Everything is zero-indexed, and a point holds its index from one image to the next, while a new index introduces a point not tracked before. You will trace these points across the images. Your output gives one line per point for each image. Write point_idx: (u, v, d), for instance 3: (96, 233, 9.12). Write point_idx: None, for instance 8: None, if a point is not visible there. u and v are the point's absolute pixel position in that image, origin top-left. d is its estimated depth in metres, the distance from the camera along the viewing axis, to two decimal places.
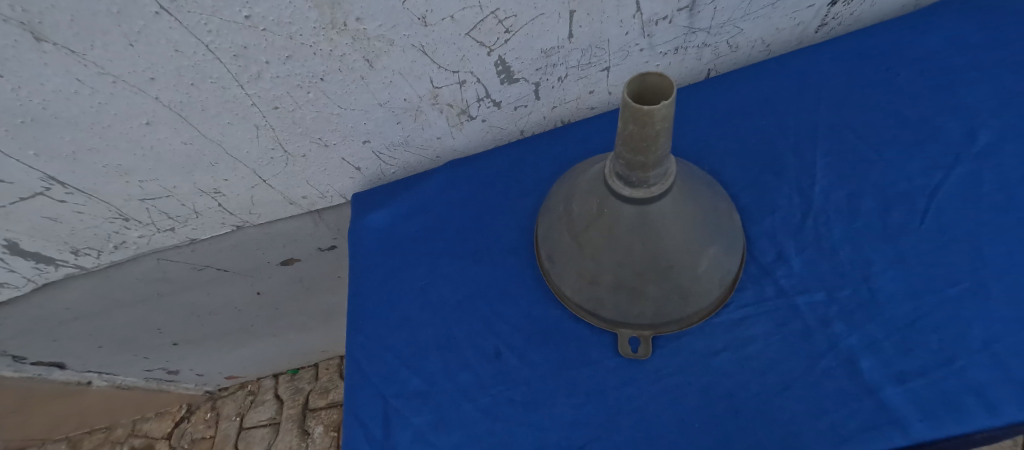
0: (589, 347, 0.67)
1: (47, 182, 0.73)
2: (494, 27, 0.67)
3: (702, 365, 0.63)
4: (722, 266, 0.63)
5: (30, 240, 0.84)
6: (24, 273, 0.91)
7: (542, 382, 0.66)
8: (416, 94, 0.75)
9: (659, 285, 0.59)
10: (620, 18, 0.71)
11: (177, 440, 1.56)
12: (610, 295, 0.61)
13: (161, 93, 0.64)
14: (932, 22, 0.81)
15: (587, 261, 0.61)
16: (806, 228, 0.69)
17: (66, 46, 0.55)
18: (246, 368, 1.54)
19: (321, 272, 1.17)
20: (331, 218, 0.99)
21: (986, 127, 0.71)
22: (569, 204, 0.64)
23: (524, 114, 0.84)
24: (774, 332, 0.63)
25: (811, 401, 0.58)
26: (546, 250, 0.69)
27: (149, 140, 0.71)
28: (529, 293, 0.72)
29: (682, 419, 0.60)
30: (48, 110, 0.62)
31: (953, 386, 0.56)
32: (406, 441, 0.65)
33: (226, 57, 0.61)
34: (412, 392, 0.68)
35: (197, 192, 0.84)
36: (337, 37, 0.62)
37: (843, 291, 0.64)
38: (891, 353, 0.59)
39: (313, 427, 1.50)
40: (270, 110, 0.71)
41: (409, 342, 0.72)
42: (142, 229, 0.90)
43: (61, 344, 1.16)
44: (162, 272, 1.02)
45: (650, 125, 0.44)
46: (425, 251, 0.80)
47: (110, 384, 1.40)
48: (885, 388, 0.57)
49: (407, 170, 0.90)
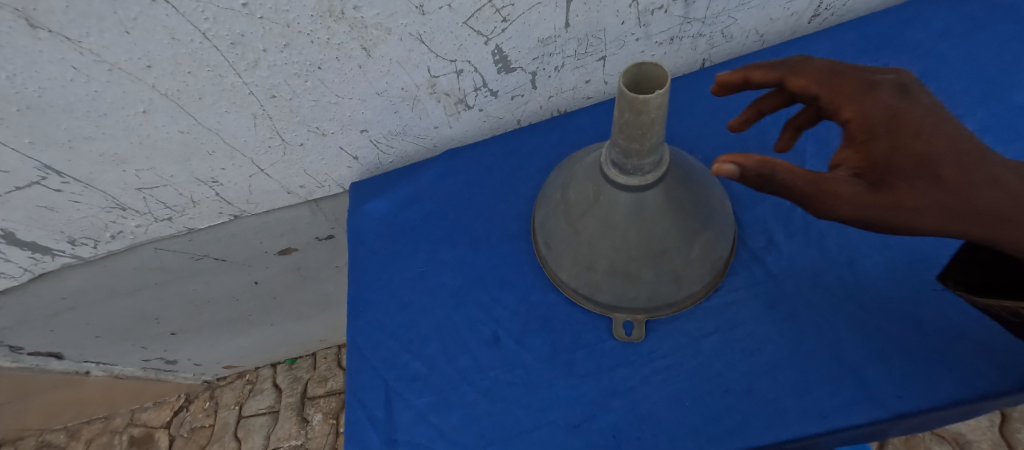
0: (584, 331, 0.68)
1: (43, 171, 0.74)
2: (492, 16, 0.68)
3: (695, 346, 0.64)
4: (714, 252, 0.64)
5: (27, 229, 0.84)
6: (21, 263, 0.91)
7: (537, 365, 0.67)
8: (414, 82, 0.75)
9: (654, 270, 0.60)
10: (616, 8, 0.71)
11: (177, 429, 1.58)
12: (605, 279, 0.63)
13: (158, 81, 0.65)
14: (921, 13, 0.82)
15: (583, 247, 0.62)
16: (796, 215, 0.70)
17: (62, 32, 0.56)
18: (244, 357, 1.55)
19: (320, 261, 1.17)
20: (329, 207, 1.00)
21: (970, 117, 0.72)
22: (564, 191, 0.65)
23: (521, 104, 0.85)
24: (763, 314, 0.64)
25: (797, 379, 0.60)
26: (543, 237, 0.70)
27: (146, 128, 0.72)
28: (524, 279, 0.74)
29: (676, 399, 0.62)
30: (44, 98, 0.63)
31: (933, 363, 0.58)
32: (406, 422, 0.66)
33: (223, 44, 0.62)
34: (409, 375, 0.69)
35: (195, 181, 0.84)
36: (334, 25, 0.63)
37: (830, 275, 0.65)
38: (875, 333, 0.61)
39: (312, 415, 1.52)
40: (269, 99, 0.71)
41: (407, 327, 0.73)
42: (139, 218, 0.90)
43: (58, 334, 1.17)
44: (159, 261, 1.02)
45: (645, 113, 0.46)
46: (423, 238, 0.80)
47: (109, 374, 1.41)
48: (869, 367, 0.59)
49: (404, 159, 0.90)
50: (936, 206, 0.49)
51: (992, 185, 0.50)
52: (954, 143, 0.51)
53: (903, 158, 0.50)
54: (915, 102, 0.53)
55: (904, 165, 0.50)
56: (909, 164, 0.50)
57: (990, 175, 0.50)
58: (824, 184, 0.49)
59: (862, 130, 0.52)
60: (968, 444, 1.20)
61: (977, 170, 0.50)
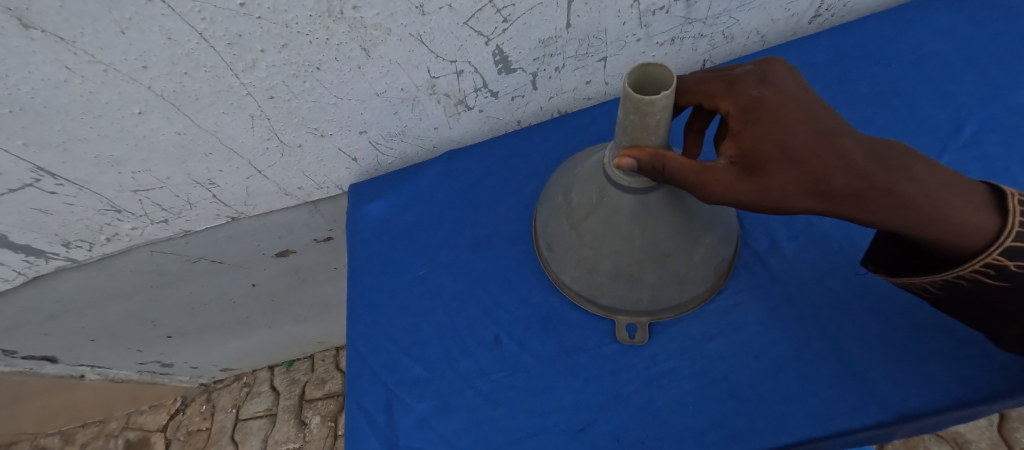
0: (587, 334, 0.67)
1: (37, 173, 0.73)
2: (493, 16, 0.67)
3: (698, 349, 0.64)
4: (717, 253, 0.64)
5: (20, 232, 0.83)
6: (14, 266, 0.90)
7: (540, 368, 0.66)
8: (414, 83, 0.74)
9: (657, 272, 0.60)
10: (618, 8, 0.71)
11: (173, 432, 1.56)
12: (608, 282, 0.62)
13: (154, 82, 0.64)
14: (921, 14, 0.82)
15: (586, 249, 0.62)
16: (799, 216, 0.70)
17: (55, 33, 0.55)
18: (241, 360, 1.54)
19: (318, 263, 1.17)
20: (328, 209, 0.99)
21: (972, 118, 0.72)
22: (567, 194, 0.65)
23: (522, 105, 0.84)
24: (767, 316, 0.64)
25: (802, 382, 0.60)
26: (545, 239, 0.69)
27: (142, 129, 0.71)
28: (526, 282, 0.73)
29: (680, 402, 0.61)
30: (37, 99, 0.62)
31: (938, 365, 0.58)
32: (407, 426, 0.66)
33: (220, 45, 0.61)
34: (410, 379, 0.69)
35: (191, 183, 0.83)
36: (333, 25, 0.62)
37: (834, 276, 0.65)
38: (880, 335, 0.61)
39: (310, 417, 1.51)
40: (267, 100, 0.70)
41: (408, 330, 0.72)
42: (135, 221, 0.89)
43: (52, 337, 1.16)
44: (155, 264, 1.01)
45: (651, 115, 0.46)
46: (424, 240, 0.80)
47: (104, 378, 1.39)
48: (874, 369, 0.59)
49: (403, 161, 0.89)
50: (798, 189, 0.48)
51: (847, 165, 0.48)
52: (816, 126, 0.49)
53: (765, 143, 0.49)
54: (777, 85, 0.51)
55: (764, 149, 0.49)
56: (771, 148, 0.49)
57: (853, 157, 0.48)
58: (704, 172, 0.50)
59: (733, 115, 0.52)
60: (967, 443, 1.20)
61: (824, 150, 0.48)
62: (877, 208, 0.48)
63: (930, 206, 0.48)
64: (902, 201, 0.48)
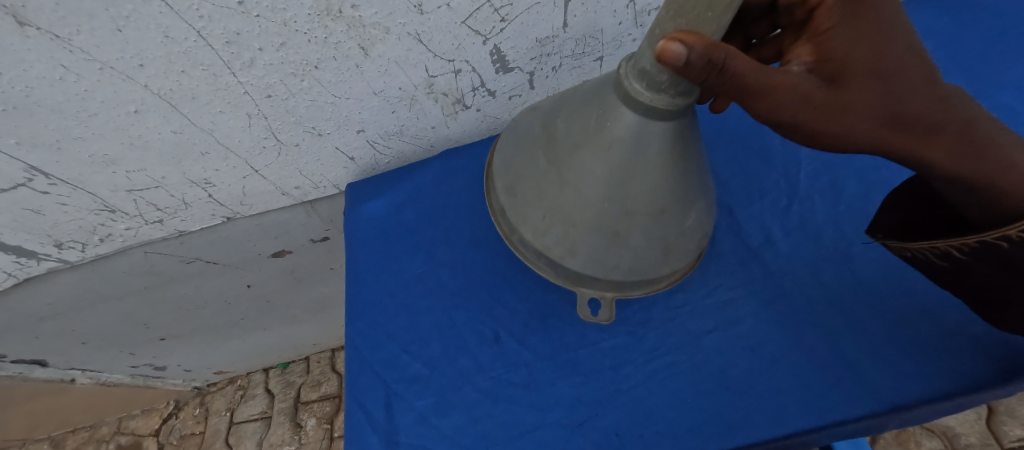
0: (585, 330, 0.68)
1: (30, 173, 0.72)
2: (490, 15, 0.68)
3: (696, 344, 0.64)
4: (702, 226, 0.60)
5: (12, 233, 0.83)
6: (5, 268, 0.89)
7: (539, 364, 0.67)
8: (412, 82, 0.75)
9: (645, 232, 0.55)
10: (613, 8, 0.72)
11: (165, 437, 1.55)
12: (585, 237, 0.55)
13: (151, 80, 0.64)
14: None
15: (568, 194, 0.54)
16: (793, 213, 0.71)
17: (51, 30, 0.55)
18: (235, 362, 1.53)
19: (314, 264, 1.16)
20: (324, 209, 0.99)
21: None
22: (550, 125, 0.58)
23: (519, 104, 0.85)
24: (763, 311, 0.65)
25: (798, 375, 0.60)
26: (506, 185, 0.61)
27: (138, 128, 0.70)
28: (525, 279, 0.73)
29: (678, 396, 0.62)
30: (31, 98, 0.62)
31: (931, 358, 0.59)
32: (407, 423, 0.66)
33: (218, 43, 0.61)
34: (410, 376, 0.69)
35: (187, 182, 0.83)
36: (332, 24, 0.63)
37: (828, 271, 0.66)
38: (874, 329, 0.62)
39: (305, 420, 1.50)
40: (264, 98, 0.70)
41: (407, 328, 0.72)
42: (129, 221, 0.88)
43: (42, 341, 1.14)
44: (149, 265, 1.00)
45: None
46: (422, 238, 0.80)
47: (95, 381, 1.38)
48: (869, 362, 0.60)
49: (400, 160, 0.90)
50: (873, 111, 0.47)
51: (929, 97, 0.47)
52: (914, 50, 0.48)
53: (858, 55, 0.47)
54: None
55: (853, 59, 0.47)
56: (863, 61, 0.47)
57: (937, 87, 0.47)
58: (779, 75, 0.47)
59: (823, 21, 0.50)
60: (957, 438, 1.21)
61: (914, 75, 0.47)
62: (942, 145, 0.49)
63: (999, 154, 0.49)
64: (969, 143, 0.48)
